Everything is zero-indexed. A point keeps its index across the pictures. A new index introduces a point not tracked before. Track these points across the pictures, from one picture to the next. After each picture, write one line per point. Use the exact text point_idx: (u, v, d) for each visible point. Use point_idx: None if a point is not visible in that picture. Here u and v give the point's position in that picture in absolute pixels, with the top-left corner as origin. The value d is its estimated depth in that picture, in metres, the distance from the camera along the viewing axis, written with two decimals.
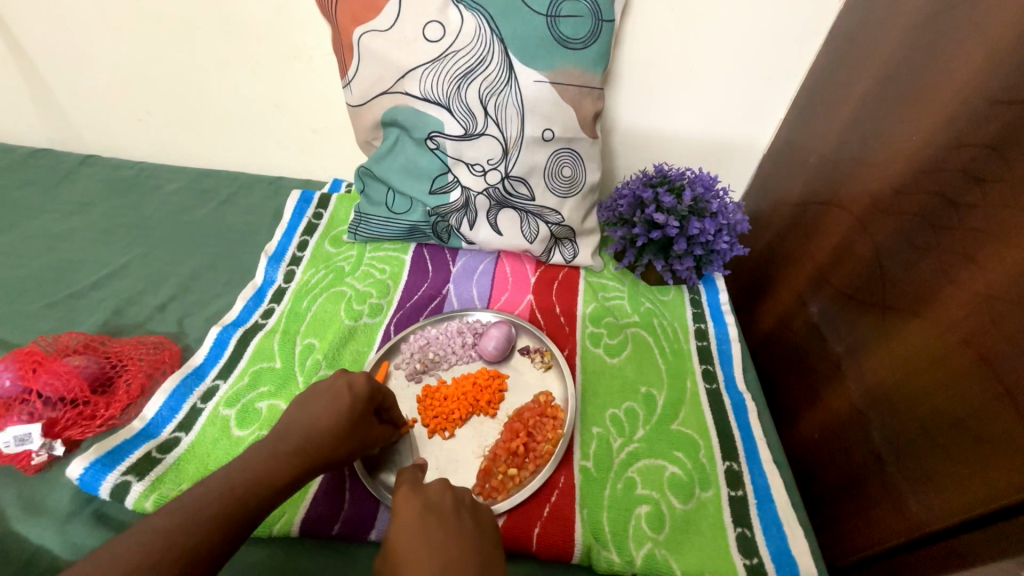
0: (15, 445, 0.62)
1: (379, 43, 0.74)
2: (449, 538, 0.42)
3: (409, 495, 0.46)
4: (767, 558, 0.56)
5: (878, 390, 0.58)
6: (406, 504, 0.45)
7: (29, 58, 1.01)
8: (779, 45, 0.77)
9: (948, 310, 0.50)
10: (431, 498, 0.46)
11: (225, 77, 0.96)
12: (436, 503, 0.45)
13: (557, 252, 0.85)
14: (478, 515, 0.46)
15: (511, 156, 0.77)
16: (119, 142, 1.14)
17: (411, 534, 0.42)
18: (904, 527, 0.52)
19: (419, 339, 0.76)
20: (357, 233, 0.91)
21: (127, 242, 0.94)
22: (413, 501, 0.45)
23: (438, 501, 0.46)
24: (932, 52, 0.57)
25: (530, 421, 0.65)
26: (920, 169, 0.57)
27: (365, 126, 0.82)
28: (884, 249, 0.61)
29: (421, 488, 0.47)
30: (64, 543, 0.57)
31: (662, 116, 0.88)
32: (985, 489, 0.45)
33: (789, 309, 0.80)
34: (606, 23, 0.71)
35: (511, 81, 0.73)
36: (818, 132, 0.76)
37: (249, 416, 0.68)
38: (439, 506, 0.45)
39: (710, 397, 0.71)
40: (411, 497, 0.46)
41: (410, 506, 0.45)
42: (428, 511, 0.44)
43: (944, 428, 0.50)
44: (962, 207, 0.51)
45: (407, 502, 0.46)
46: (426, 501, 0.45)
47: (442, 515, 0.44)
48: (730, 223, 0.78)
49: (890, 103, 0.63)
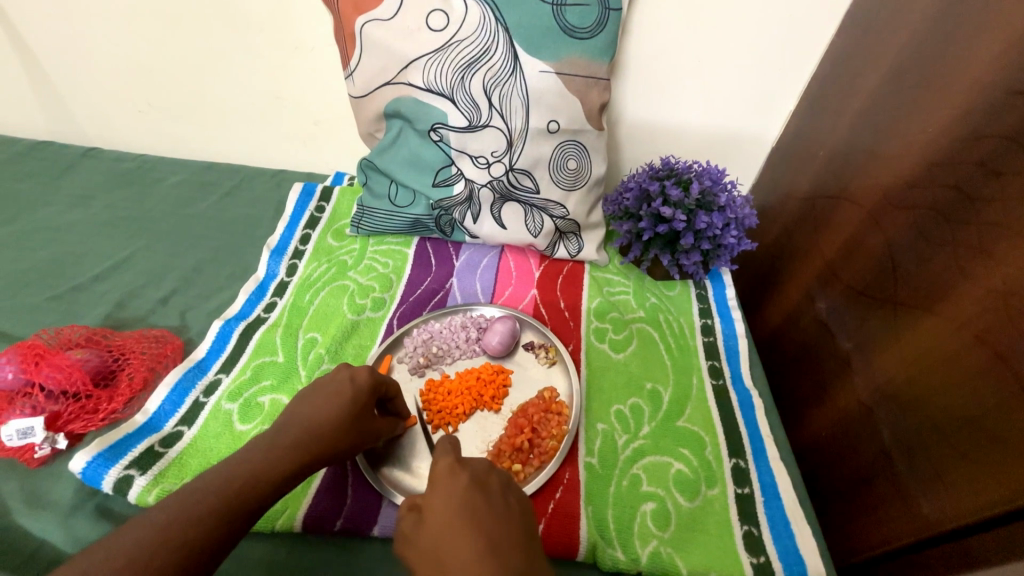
0: (18, 438, 0.61)
1: (381, 33, 0.73)
2: (496, 520, 0.41)
3: (455, 469, 0.44)
4: (774, 557, 0.55)
5: (889, 388, 0.58)
6: (450, 477, 0.44)
7: (30, 49, 1.00)
8: (790, 35, 0.75)
9: (963, 307, 0.49)
10: (477, 475, 0.44)
11: (226, 67, 0.95)
12: (482, 481, 0.44)
13: (561, 246, 0.85)
14: (520, 498, 0.45)
15: (516, 148, 0.76)
16: (120, 134, 1.13)
17: (457, 510, 0.41)
18: (915, 527, 0.51)
19: (422, 333, 0.75)
20: (360, 227, 0.90)
21: (129, 234, 0.93)
22: (460, 475, 0.44)
23: (483, 479, 0.44)
24: (948, 44, 0.56)
25: (535, 417, 0.64)
26: (934, 163, 0.55)
27: (368, 118, 0.82)
28: (896, 244, 0.59)
29: (467, 463, 0.45)
30: (67, 536, 0.57)
31: (670, 108, 0.86)
32: (998, 490, 0.44)
33: (797, 305, 0.79)
34: (613, 11, 0.70)
35: (516, 71, 0.71)
36: (829, 124, 0.75)
37: (252, 411, 0.68)
38: (485, 484, 0.44)
39: (717, 393, 0.70)
40: (456, 472, 0.44)
41: (456, 481, 0.43)
42: (475, 488, 0.43)
43: (958, 427, 0.49)
44: (979, 201, 0.49)
45: (454, 476, 0.44)
46: (472, 479, 0.44)
47: (489, 494, 0.43)
48: (738, 217, 0.77)
49: (904, 95, 0.61)
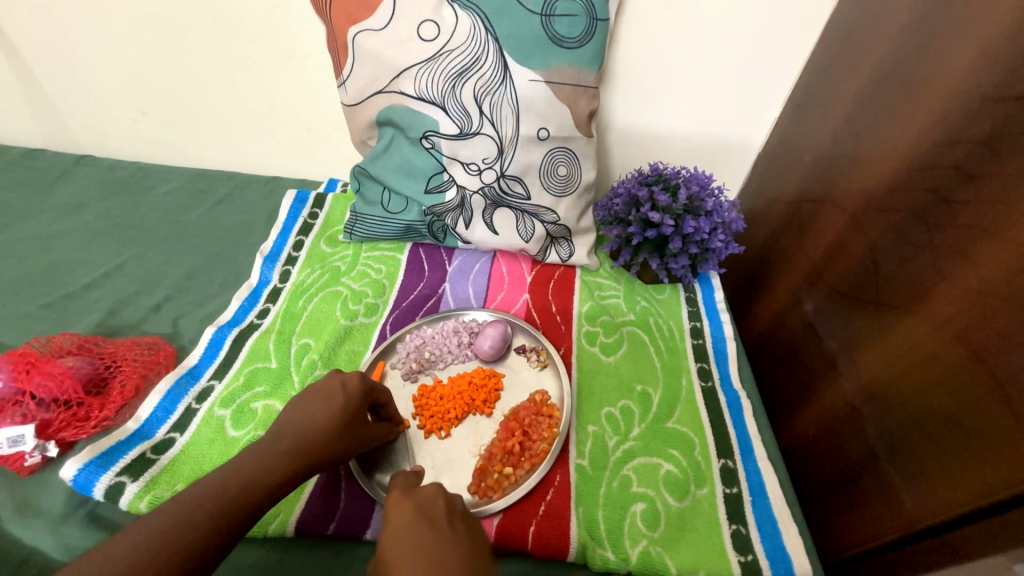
0: (9, 446, 0.61)
1: (374, 42, 0.74)
2: (438, 545, 0.42)
3: (401, 500, 0.46)
4: (762, 555, 0.56)
5: (873, 387, 0.59)
6: (398, 507, 0.46)
7: (24, 59, 1.00)
8: (774, 43, 0.77)
9: (941, 308, 0.51)
10: (423, 504, 0.46)
11: (219, 77, 0.96)
12: (428, 509, 0.46)
13: (553, 251, 0.86)
14: (470, 525, 0.46)
15: (506, 155, 0.77)
16: (114, 142, 1.14)
17: (400, 539, 0.43)
18: (898, 523, 0.52)
19: (415, 338, 0.76)
20: (353, 232, 0.91)
21: (122, 242, 0.93)
22: (405, 505, 0.46)
23: (430, 504, 0.46)
24: (924, 54, 0.58)
25: (526, 420, 0.65)
26: (913, 168, 0.57)
27: (361, 126, 0.82)
28: (878, 247, 0.61)
29: (414, 492, 0.47)
30: (57, 544, 0.57)
31: (657, 115, 0.88)
32: (977, 484, 0.45)
33: (784, 307, 0.80)
34: (601, 22, 0.72)
35: (506, 79, 0.73)
36: (812, 131, 0.76)
37: (244, 416, 0.68)
38: (431, 511, 0.45)
39: (705, 394, 0.71)
40: (402, 503, 0.46)
41: (401, 512, 0.45)
42: (421, 516, 0.45)
43: (937, 424, 0.50)
44: (955, 204, 0.51)
45: (400, 507, 0.46)
46: (417, 507, 0.46)
47: (434, 522, 0.45)
48: (725, 222, 0.78)
49: (883, 102, 0.63)
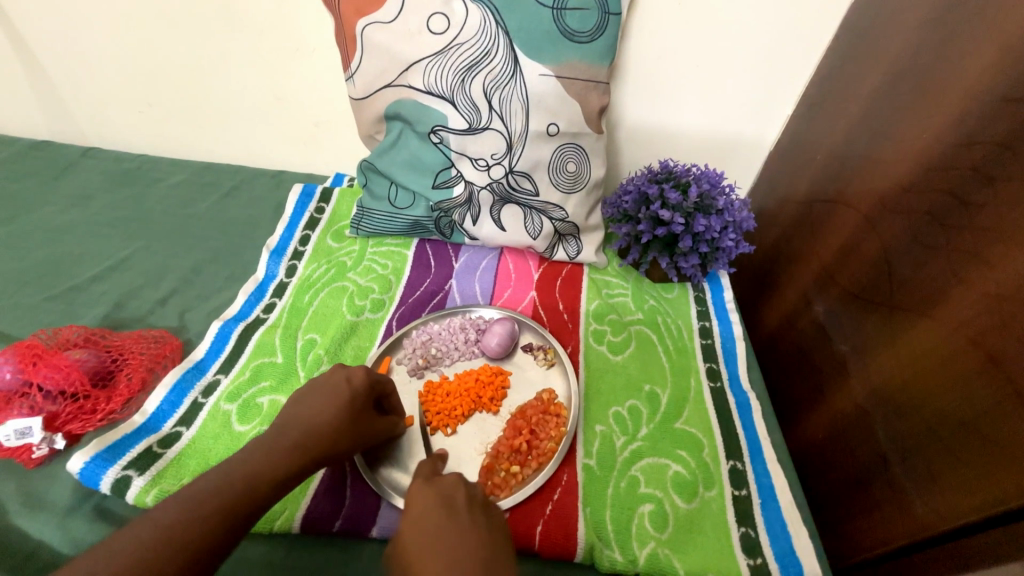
0: (16, 438, 0.61)
1: (383, 35, 0.73)
2: (459, 533, 0.42)
3: (424, 488, 0.46)
4: (771, 559, 0.55)
5: (885, 391, 0.58)
6: (420, 494, 0.46)
7: (30, 49, 1.00)
8: (787, 40, 0.76)
9: (958, 311, 0.50)
10: (444, 492, 0.46)
11: (226, 69, 0.95)
12: (449, 498, 0.45)
13: (560, 248, 0.85)
14: (491, 514, 0.45)
15: (515, 151, 0.76)
16: (120, 134, 1.13)
17: (422, 525, 0.43)
18: (910, 528, 0.52)
19: (421, 335, 0.75)
20: (359, 228, 0.90)
21: (128, 235, 0.93)
22: (427, 492, 0.46)
23: (451, 493, 0.46)
24: (943, 52, 0.56)
25: (533, 419, 0.65)
26: (929, 168, 0.56)
27: (368, 119, 0.82)
28: (892, 248, 0.60)
29: (436, 481, 0.47)
30: (64, 537, 0.57)
31: (668, 112, 0.87)
32: (992, 491, 0.44)
33: (795, 307, 0.80)
34: (613, 16, 0.71)
35: (516, 74, 0.72)
36: (826, 129, 0.75)
37: (250, 412, 0.68)
38: (452, 500, 0.45)
39: (714, 395, 0.71)
40: (425, 491, 0.46)
41: (423, 499, 0.45)
42: (442, 505, 0.45)
43: (953, 429, 0.49)
44: (972, 206, 0.50)
45: (422, 494, 0.46)
46: (438, 495, 0.45)
47: (455, 510, 0.44)
48: (736, 220, 0.77)
49: (899, 102, 0.62)
